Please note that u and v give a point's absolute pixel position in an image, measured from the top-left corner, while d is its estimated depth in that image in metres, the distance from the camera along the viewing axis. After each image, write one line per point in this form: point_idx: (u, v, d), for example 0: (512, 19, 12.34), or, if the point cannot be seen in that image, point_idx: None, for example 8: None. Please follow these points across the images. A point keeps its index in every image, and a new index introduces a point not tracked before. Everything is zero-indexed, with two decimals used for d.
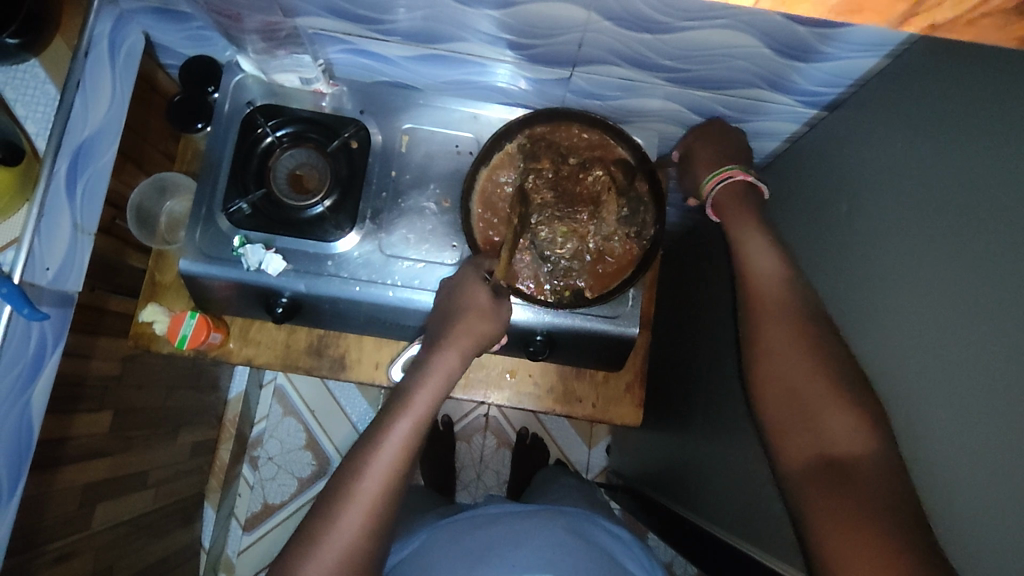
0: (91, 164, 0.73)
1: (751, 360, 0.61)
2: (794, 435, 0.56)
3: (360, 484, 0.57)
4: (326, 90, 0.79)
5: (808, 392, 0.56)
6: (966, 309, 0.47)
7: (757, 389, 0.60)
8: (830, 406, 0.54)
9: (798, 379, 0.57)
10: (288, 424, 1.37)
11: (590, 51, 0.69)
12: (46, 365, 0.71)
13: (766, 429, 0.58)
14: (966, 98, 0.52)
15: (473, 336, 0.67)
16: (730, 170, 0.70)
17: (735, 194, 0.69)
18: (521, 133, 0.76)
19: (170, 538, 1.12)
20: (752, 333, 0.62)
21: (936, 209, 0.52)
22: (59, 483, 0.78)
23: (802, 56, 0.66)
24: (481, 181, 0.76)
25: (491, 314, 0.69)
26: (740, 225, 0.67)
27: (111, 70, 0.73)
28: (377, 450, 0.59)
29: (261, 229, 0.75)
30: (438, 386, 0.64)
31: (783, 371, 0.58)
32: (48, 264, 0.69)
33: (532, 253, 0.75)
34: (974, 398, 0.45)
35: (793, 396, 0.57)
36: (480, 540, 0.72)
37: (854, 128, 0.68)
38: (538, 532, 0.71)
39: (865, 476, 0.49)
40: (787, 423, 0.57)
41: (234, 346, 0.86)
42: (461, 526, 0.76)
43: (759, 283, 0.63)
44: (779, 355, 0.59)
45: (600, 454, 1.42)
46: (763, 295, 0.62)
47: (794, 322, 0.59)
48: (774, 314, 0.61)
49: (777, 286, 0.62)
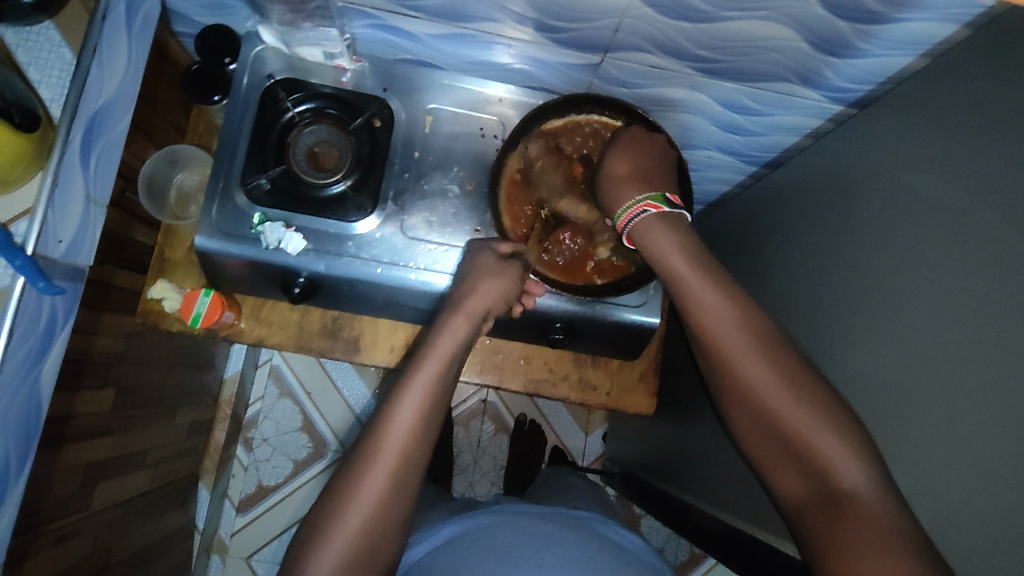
0: (106, 133, 0.70)
1: (734, 394, 0.63)
2: (782, 465, 0.60)
3: (387, 468, 0.57)
4: (348, 66, 0.78)
5: (790, 425, 0.58)
6: (1014, 310, 0.48)
7: (738, 422, 0.63)
8: (812, 433, 0.57)
9: (776, 412, 0.60)
10: (284, 405, 1.35)
11: (624, 37, 0.69)
12: (57, 339, 0.68)
13: (756, 459, 0.62)
14: (1015, 101, 0.52)
15: (486, 302, 0.66)
16: (642, 202, 0.69)
17: (647, 225, 0.68)
18: (558, 117, 0.76)
19: (164, 519, 1.10)
20: (727, 368, 0.63)
21: (980, 209, 0.53)
22: (63, 463, 0.76)
23: (839, 51, 0.66)
24: (512, 161, 0.75)
25: (499, 273, 0.67)
26: (665, 244, 0.67)
27: (128, 36, 0.70)
28: (407, 438, 0.58)
29: (281, 207, 0.73)
30: (446, 351, 0.62)
31: (763, 407, 0.60)
32: (60, 236, 0.66)
33: (566, 241, 0.75)
34: (1015, 396, 0.47)
35: (779, 432, 0.59)
36: (505, 542, 0.72)
37: (884, 126, 0.69)
38: (559, 538, 0.73)
39: (860, 508, 0.52)
40: (775, 455, 0.60)
41: (246, 325, 0.84)
42: (483, 525, 0.76)
43: (718, 316, 0.64)
44: (757, 390, 0.61)
45: (596, 441, 1.43)
46: (725, 335, 0.63)
47: (768, 356, 0.61)
48: (747, 353, 0.62)
49: (736, 321, 0.63)
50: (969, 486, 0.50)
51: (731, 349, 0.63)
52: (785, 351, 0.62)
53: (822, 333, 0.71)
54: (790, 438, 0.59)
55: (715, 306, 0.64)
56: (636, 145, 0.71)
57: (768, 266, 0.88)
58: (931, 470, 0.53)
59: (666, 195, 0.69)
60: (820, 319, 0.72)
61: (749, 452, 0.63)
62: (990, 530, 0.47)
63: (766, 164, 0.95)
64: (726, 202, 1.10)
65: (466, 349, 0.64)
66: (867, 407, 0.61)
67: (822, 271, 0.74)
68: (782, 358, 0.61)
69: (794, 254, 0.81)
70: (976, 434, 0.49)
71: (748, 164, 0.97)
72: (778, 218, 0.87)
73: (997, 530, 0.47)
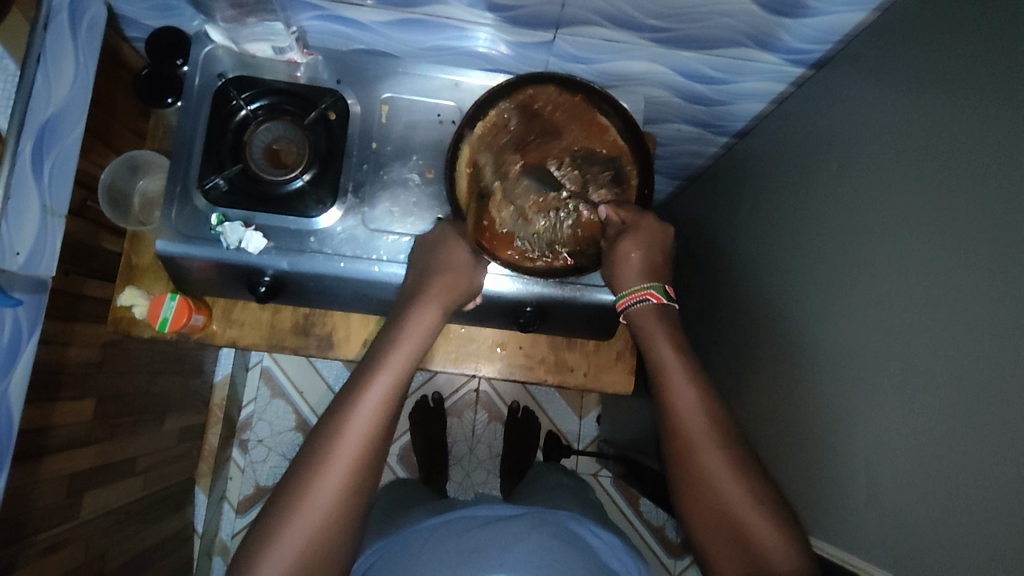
0: (58, 142, 0.70)
1: (680, 467, 0.65)
2: (718, 542, 0.63)
3: (337, 473, 0.58)
4: (300, 60, 0.77)
5: (742, 516, 0.61)
6: (981, 265, 0.48)
7: (681, 498, 0.65)
8: (752, 516, 0.61)
9: (728, 498, 0.62)
10: (277, 406, 1.36)
11: (573, 12, 0.67)
12: (23, 351, 0.69)
13: (694, 533, 0.65)
14: (973, 54, 0.52)
15: (450, 295, 0.69)
16: (647, 289, 0.69)
17: (649, 325, 0.70)
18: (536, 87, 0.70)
19: (161, 525, 1.11)
20: (683, 452, 0.65)
21: (947, 164, 0.52)
22: (45, 474, 0.77)
23: (790, 12, 0.64)
24: (479, 128, 0.70)
25: (471, 269, 0.70)
26: (659, 336, 0.69)
27: (74, 45, 0.70)
28: (344, 438, 0.59)
29: (240, 206, 0.73)
30: (417, 342, 0.66)
31: (707, 484, 0.63)
32: (18, 249, 0.66)
33: (521, 218, 0.70)
34: (984, 351, 0.46)
35: (720, 509, 0.62)
36: (469, 543, 0.73)
37: (850, 86, 0.68)
38: (525, 536, 0.73)
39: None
40: (718, 537, 0.63)
41: (218, 327, 0.85)
42: (455, 527, 0.77)
43: (685, 395, 0.66)
44: (715, 483, 0.63)
45: (591, 424, 1.43)
46: (695, 432, 0.65)
47: (719, 439, 0.64)
48: (703, 434, 0.64)
49: (698, 399, 0.66)
50: (940, 443, 0.50)
51: (691, 425, 0.65)
52: (742, 450, 0.64)
53: (801, 301, 0.71)
54: (749, 544, 0.60)
55: (680, 385, 0.67)
56: (646, 239, 0.68)
57: (749, 236, 0.87)
58: (906, 431, 0.53)
59: (664, 288, 0.71)
60: (799, 286, 0.72)
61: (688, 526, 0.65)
62: (972, 490, 0.46)
63: (735, 134, 0.94)
64: (701, 174, 1.09)
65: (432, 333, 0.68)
66: (847, 372, 0.61)
67: (802, 240, 0.73)
68: (736, 455, 0.64)
69: (773, 226, 0.80)
70: (954, 390, 0.49)
71: (717, 135, 0.95)
72: (755, 188, 0.86)
73: (977, 488, 0.46)
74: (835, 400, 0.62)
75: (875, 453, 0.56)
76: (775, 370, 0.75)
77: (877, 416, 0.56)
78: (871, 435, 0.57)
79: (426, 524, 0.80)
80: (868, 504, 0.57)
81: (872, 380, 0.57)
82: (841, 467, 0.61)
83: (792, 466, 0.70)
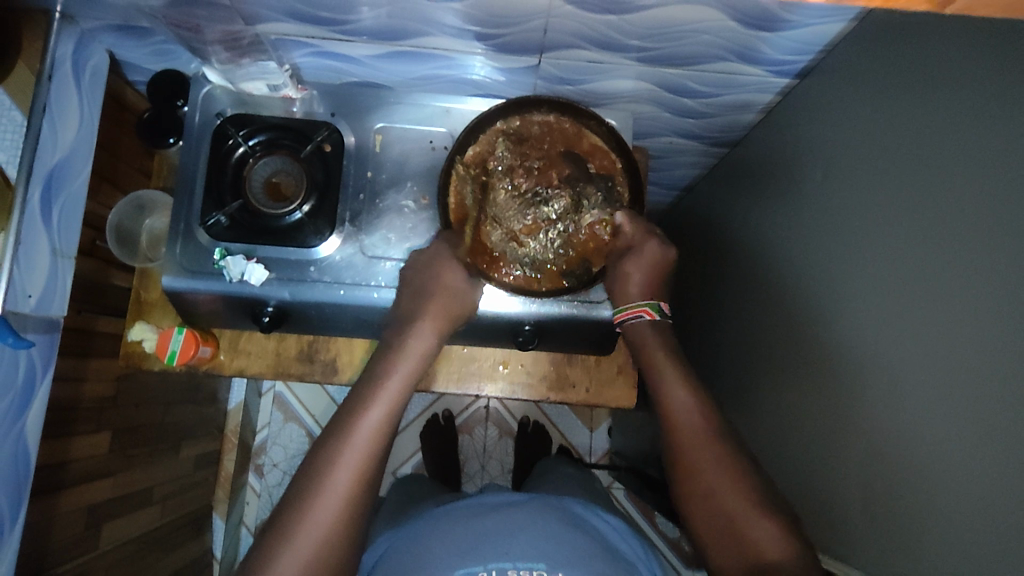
0: (65, 186, 0.73)
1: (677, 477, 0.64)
2: (717, 540, 0.60)
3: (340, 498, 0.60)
4: (295, 96, 0.79)
5: (736, 510, 0.59)
6: (965, 271, 0.48)
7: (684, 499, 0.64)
8: (748, 516, 0.59)
9: (728, 500, 0.60)
10: (290, 429, 1.38)
11: (555, 36, 0.69)
12: (37, 390, 0.71)
13: (699, 537, 0.62)
14: (951, 64, 0.52)
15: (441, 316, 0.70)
16: (642, 307, 0.72)
17: (645, 339, 0.72)
18: (515, 115, 0.73)
19: (180, 551, 1.13)
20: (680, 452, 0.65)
21: (929, 174, 0.53)
22: (64, 507, 0.79)
23: (768, 26, 0.65)
24: (467, 156, 0.72)
25: (466, 287, 0.71)
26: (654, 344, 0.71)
27: (77, 91, 0.73)
28: (343, 456, 0.60)
29: (242, 239, 0.75)
30: (410, 367, 0.67)
31: (704, 486, 0.62)
32: (30, 291, 0.69)
33: (510, 239, 0.72)
34: (971, 354, 0.47)
35: (716, 511, 0.61)
36: (476, 531, 0.73)
37: (834, 94, 0.69)
38: (533, 523, 0.72)
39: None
40: (716, 535, 0.60)
41: (225, 357, 0.87)
42: (462, 517, 0.76)
43: (678, 396, 0.67)
44: (709, 484, 0.62)
45: (602, 436, 1.43)
46: (684, 426, 0.65)
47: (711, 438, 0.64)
48: (699, 434, 0.64)
49: (691, 402, 0.67)
50: (932, 447, 0.50)
51: (684, 428, 0.65)
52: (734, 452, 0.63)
53: (794, 308, 0.71)
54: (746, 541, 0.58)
55: (675, 384, 0.68)
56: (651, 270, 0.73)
57: (743, 245, 0.87)
58: (898, 437, 0.53)
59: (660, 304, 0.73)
60: (792, 293, 0.72)
61: (692, 529, 0.63)
62: (970, 498, 0.46)
63: (727, 144, 0.95)
64: (698, 184, 1.10)
65: (422, 359, 0.69)
66: (842, 379, 0.61)
67: (794, 248, 0.73)
68: (728, 455, 0.63)
69: (766, 234, 0.80)
70: (942, 395, 0.49)
71: (710, 146, 0.96)
72: (750, 198, 0.87)
73: (974, 493, 0.46)
74: (831, 407, 0.63)
75: (870, 459, 0.56)
76: (773, 378, 0.75)
77: (869, 424, 0.57)
78: (868, 444, 0.57)
79: (427, 514, 0.79)
80: (866, 507, 0.57)
81: (865, 387, 0.58)
82: (839, 473, 0.61)
83: (793, 474, 0.70)
